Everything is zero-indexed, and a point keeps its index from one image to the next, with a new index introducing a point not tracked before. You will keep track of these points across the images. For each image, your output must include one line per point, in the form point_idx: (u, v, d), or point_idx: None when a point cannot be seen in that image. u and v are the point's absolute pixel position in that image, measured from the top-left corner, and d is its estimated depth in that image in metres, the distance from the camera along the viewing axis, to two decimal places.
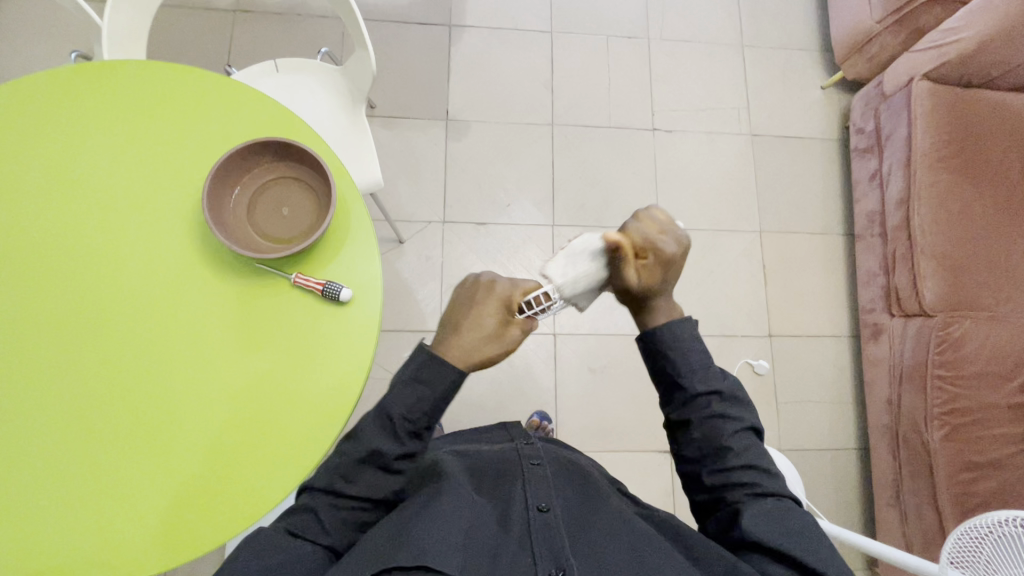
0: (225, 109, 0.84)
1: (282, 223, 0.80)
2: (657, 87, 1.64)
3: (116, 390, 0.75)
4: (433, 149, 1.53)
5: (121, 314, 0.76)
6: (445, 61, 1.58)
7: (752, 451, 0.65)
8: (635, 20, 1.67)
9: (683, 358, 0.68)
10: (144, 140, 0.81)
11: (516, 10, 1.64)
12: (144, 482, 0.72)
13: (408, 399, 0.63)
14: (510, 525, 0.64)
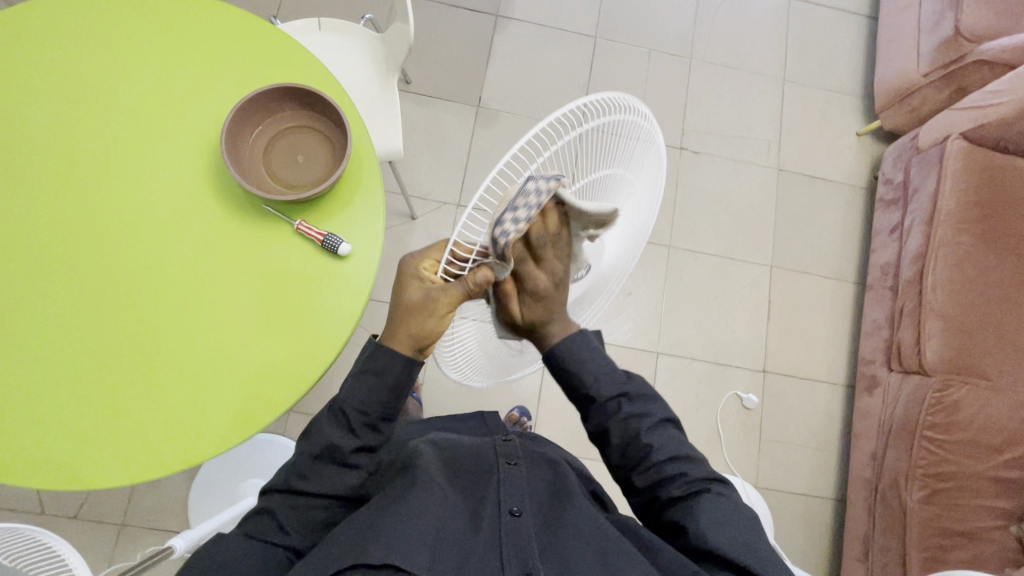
0: (259, 52, 0.86)
1: (294, 170, 0.81)
2: (691, 107, 1.63)
3: (109, 309, 0.76)
4: (459, 133, 1.54)
5: (128, 233, 0.78)
6: (486, 49, 1.59)
7: (670, 438, 0.69)
8: (680, 38, 1.67)
9: (586, 368, 0.70)
10: (178, 68, 0.83)
11: (564, 10, 1.65)
12: (122, 400, 0.73)
13: (369, 393, 0.66)
14: (480, 523, 0.63)
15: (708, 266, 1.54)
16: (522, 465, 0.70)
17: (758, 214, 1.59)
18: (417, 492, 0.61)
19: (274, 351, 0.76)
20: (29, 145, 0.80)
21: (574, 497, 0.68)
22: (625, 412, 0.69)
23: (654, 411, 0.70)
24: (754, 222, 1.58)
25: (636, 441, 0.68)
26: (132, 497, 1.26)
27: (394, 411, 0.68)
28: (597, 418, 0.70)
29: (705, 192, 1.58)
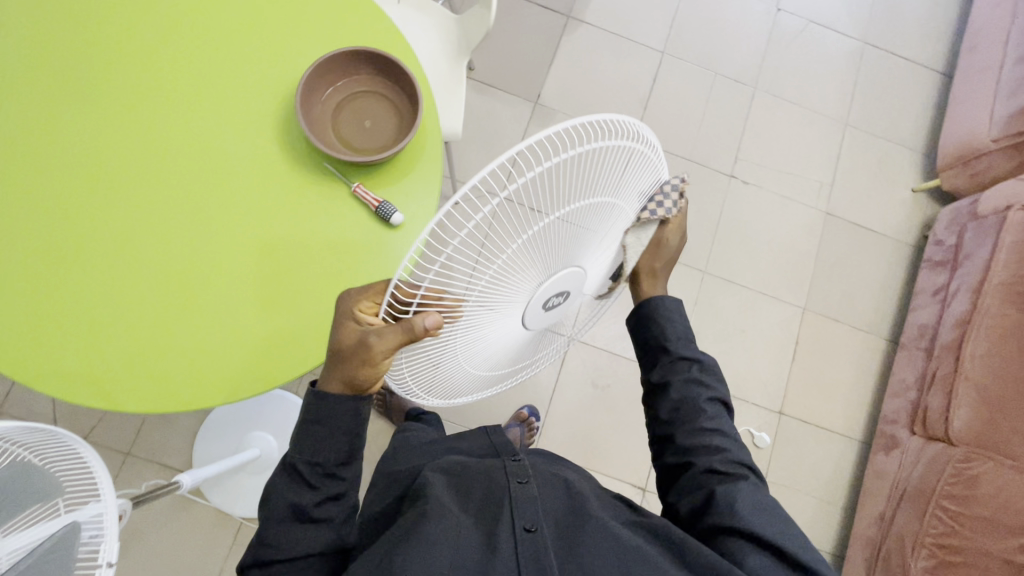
0: (344, 14, 0.86)
1: (360, 134, 0.82)
2: (748, 137, 1.61)
3: (138, 233, 0.77)
4: (513, 126, 1.54)
5: (172, 166, 0.79)
6: (552, 48, 1.59)
7: (719, 417, 0.74)
8: (747, 67, 1.66)
9: (670, 324, 0.81)
10: (263, 18, 0.85)
11: (636, 20, 1.64)
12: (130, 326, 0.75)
13: (314, 446, 0.63)
14: (496, 543, 0.61)
15: (739, 298, 1.52)
16: (533, 484, 0.68)
17: (799, 254, 1.56)
18: (430, 522, 0.61)
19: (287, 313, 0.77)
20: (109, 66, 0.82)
21: (596, 515, 0.66)
22: (687, 375, 0.77)
23: (715, 389, 0.77)
24: (793, 262, 1.56)
25: (692, 404, 0.75)
26: (142, 428, 1.29)
27: (350, 464, 0.65)
28: (660, 372, 0.79)
29: (748, 223, 1.56)
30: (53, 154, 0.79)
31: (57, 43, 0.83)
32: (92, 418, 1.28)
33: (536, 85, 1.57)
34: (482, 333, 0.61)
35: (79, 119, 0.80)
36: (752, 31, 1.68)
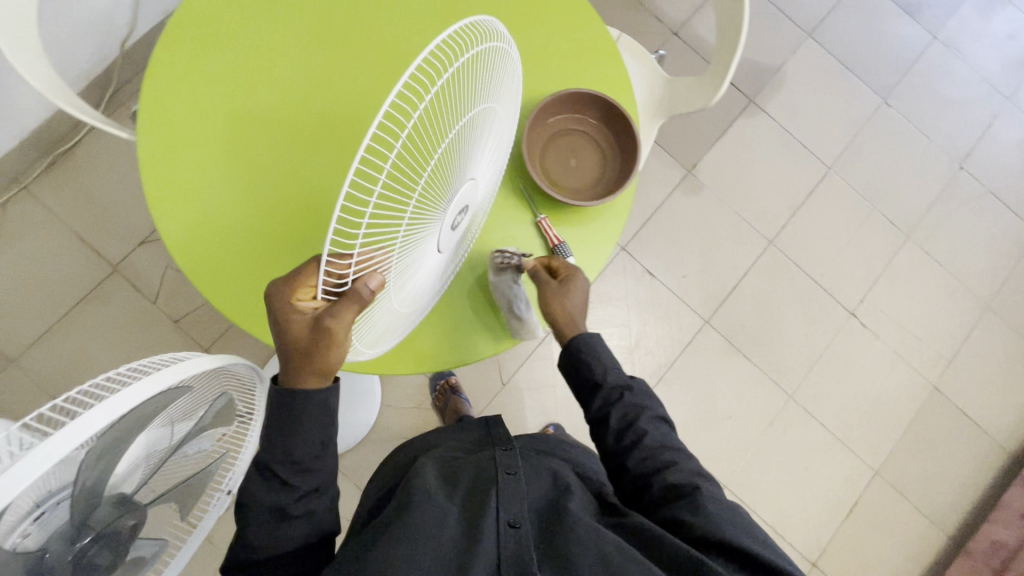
0: (595, 62, 0.88)
1: (561, 170, 0.85)
2: (883, 281, 1.55)
3: (274, 103, 0.80)
4: (660, 185, 1.53)
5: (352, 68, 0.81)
6: (725, 125, 1.57)
7: (663, 431, 0.71)
8: (908, 212, 1.60)
9: (599, 361, 0.72)
10: (510, 20, 0.86)
11: (815, 128, 1.61)
12: (235, 182, 0.79)
13: (285, 442, 0.56)
14: (477, 533, 0.59)
15: (813, 436, 1.46)
16: (520, 472, 0.67)
17: (891, 416, 1.50)
18: (418, 509, 0.61)
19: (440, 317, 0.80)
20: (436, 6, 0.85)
21: (571, 509, 0.63)
22: (621, 399, 0.71)
23: (643, 400, 0.72)
24: (883, 422, 1.49)
25: (631, 442, 0.69)
26: (225, 333, 1.32)
27: (324, 461, 0.58)
28: (601, 409, 0.72)
29: (852, 366, 1.51)
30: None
31: None
32: (186, 306, 1.33)
33: (696, 155, 1.55)
34: (412, 278, 0.53)
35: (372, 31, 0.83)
36: (926, 181, 1.62)
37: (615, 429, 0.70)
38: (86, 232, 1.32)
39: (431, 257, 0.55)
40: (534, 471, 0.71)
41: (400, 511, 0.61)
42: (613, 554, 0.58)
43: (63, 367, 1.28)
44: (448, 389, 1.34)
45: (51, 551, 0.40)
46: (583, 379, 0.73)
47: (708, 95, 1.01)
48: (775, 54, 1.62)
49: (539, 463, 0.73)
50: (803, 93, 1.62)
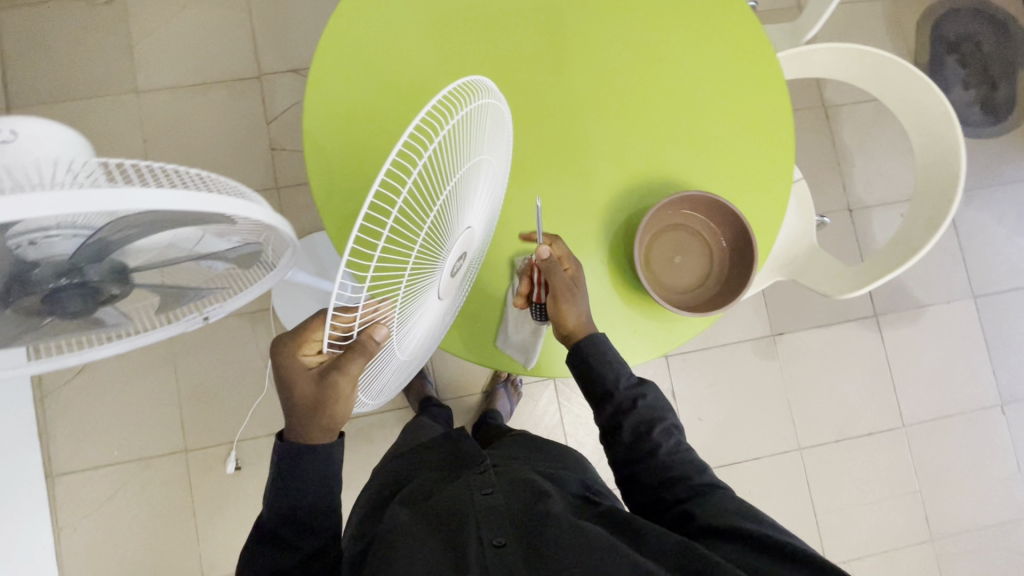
0: (756, 196, 0.86)
1: (662, 258, 0.82)
2: (878, 561, 1.42)
3: (481, 15, 0.85)
4: (737, 328, 1.46)
5: (561, 42, 0.85)
6: (834, 320, 1.48)
7: (666, 425, 0.71)
8: (949, 519, 1.44)
9: (612, 366, 0.73)
10: (707, 102, 0.86)
11: (915, 381, 1.49)
12: (406, 41, 0.84)
13: (290, 505, 0.68)
14: (464, 562, 0.63)
15: None
16: (496, 494, 0.72)
17: None
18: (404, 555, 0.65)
19: (471, 313, 0.81)
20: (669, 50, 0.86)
21: (545, 519, 0.66)
22: (632, 400, 0.72)
23: (646, 394, 0.73)
24: None
25: (636, 442, 0.70)
26: (300, 186, 1.37)
27: (328, 516, 0.69)
28: (608, 411, 0.72)
29: None
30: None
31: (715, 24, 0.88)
32: (286, 144, 1.39)
33: (789, 326, 1.47)
34: (418, 322, 0.63)
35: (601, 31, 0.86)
36: (987, 503, 1.46)
37: (625, 430, 0.71)
38: (259, 35, 1.41)
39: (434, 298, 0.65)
40: (509, 487, 0.74)
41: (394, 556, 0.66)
42: (586, 556, 0.60)
43: (168, 124, 1.37)
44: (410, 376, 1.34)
45: (40, 269, 0.42)
46: (585, 382, 0.74)
47: (842, 289, 0.95)
48: (927, 290, 1.51)
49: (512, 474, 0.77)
50: (927, 343, 1.50)
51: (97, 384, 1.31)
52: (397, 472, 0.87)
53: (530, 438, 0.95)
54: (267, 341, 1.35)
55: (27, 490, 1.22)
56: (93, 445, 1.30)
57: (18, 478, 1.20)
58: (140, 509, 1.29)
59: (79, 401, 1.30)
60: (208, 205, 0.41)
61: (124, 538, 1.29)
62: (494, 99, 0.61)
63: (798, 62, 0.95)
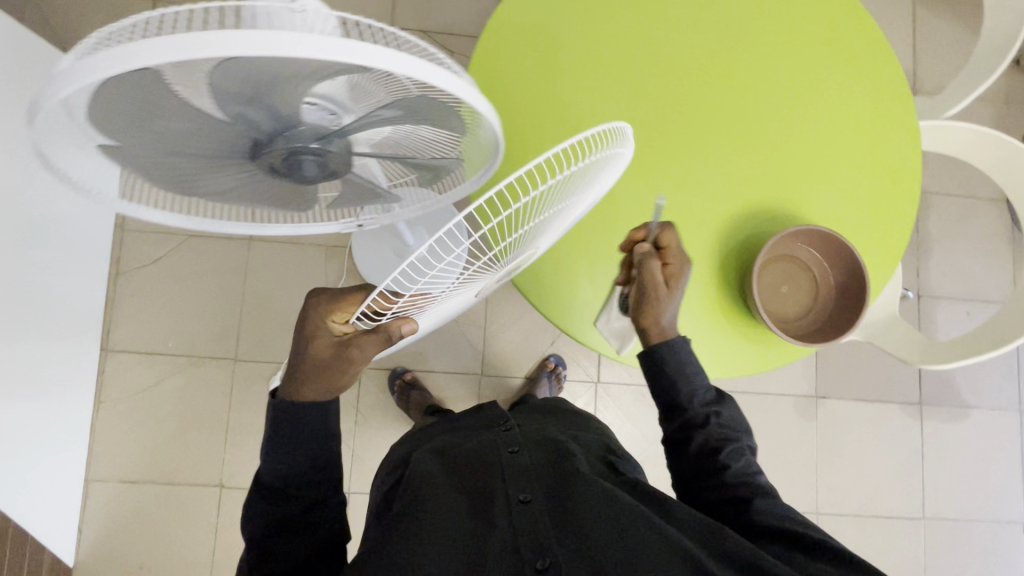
0: (878, 236, 0.88)
1: (772, 281, 0.84)
2: None
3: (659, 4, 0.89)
4: (783, 380, 1.47)
5: (727, 48, 0.89)
6: (878, 396, 1.49)
7: (736, 440, 0.70)
8: None
9: (687, 375, 0.71)
10: (853, 138, 0.89)
11: (943, 477, 1.48)
12: (584, 13, 0.88)
13: (282, 451, 0.64)
14: (496, 520, 0.64)
15: None
16: (523, 453, 0.72)
17: None
18: (433, 505, 0.66)
19: (575, 291, 0.84)
20: (826, 84, 0.89)
21: (573, 480, 0.68)
22: (706, 417, 0.71)
23: (721, 411, 0.72)
24: None
25: (701, 449, 0.69)
26: None
27: (332, 464, 0.66)
28: (675, 419, 0.72)
29: None
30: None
31: (880, 73, 0.90)
32: None
33: (833, 392, 1.48)
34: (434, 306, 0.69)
35: (767, 48, 0.89)
36: None
37: (691, 441, 0.70)
38: None
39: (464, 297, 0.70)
40: (534, 445, 0.76)
41: (420, 505, 0.66)
42: (614, 522, 0.63)
43: None
44: (406, 388, 1.33)
45: (303, 129, 0.50)
46: (657, 391, 0.73)
47: (932, 359, 0.97)
48: (976, 392, 1.51)
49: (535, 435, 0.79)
50: (964, 443, 1.50)
51: (169, 274, 1.35)
52: (420, 437, 0.88)
53: (546, 404, 0.96)
54: (336, 276, 1.39)
55: (83, 355, 1.27)
56: (151, 331, 1.34)
57: (79, 342, 1.24)
58: (178, 402, 1.33)
59: (149, 286, 1.35)
60: (405, 68, 0.41)
61: (156, 426, 1.32)
62: (623, 151, 0.62)
63: (933, 135, 0.98)
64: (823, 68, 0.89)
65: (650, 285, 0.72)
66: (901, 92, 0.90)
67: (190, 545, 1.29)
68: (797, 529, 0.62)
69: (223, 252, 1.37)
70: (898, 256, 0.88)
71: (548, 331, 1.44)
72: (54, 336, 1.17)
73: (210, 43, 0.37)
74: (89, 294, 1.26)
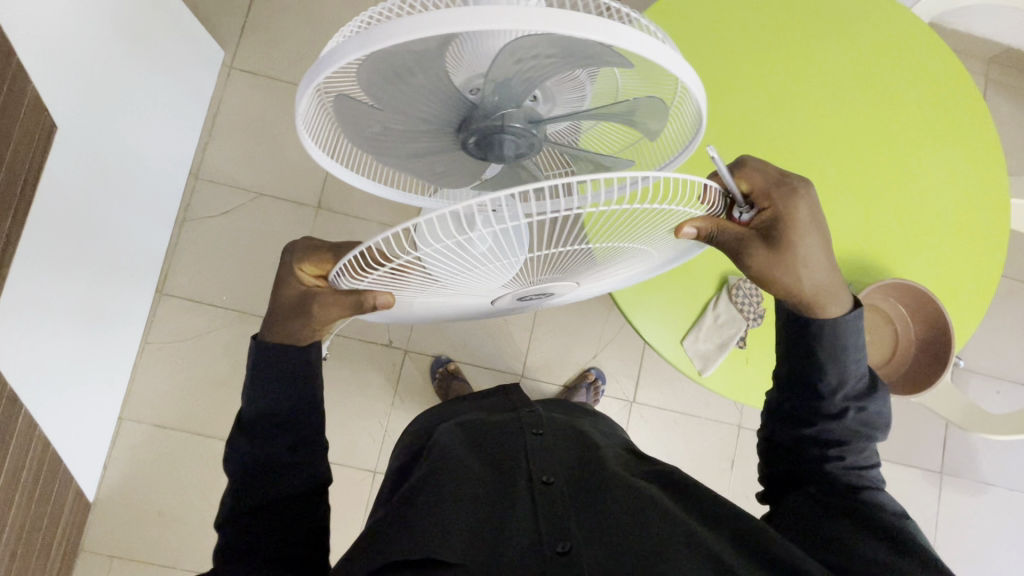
0: (960, 295, 0.97)
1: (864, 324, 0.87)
2: None
3: (789, 59, 0.96)
4: None
5: (844, 110, 0.97)
6: (902, 459, 1.50)
7: (866, 437, 0.59)
8: None
9: (840, 357, 0.58)
10: (948, 207, 0.98)
11: (952, 549, 1.49)
12: (721, 55, 0.95)
13: (264, 396, 0.62)
14: (515, 499, 0.58)
15: None
16: (547, 435, 0.68)
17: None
18: (448, 474, 0.60)
19: (673, 306, 0.84)
20: (929, 155, 0.98)
21: (592, 469, 0.63)
22: (845, 408, 0.59)
23: (867, 407, 0.59)
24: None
25: (821, 434, 0.59)
26: None
27: (314, 409, 0.64)
28: (801, 396, 0.60)
29: None
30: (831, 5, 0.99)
31: (979, 151, 0.99)
32: None
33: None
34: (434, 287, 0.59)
35: (880, 115, 0.98)
36: None
37: (815, 423, 0.59)
38: None
39: (479, 292, 0.65)
40: (560, 433, 0.71)
41: (436, 469, 0.61)
42: (633, 508, 0.57)
43: None
44: (448, 376, 1.35)
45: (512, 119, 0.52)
46: (793, 362, 0.60)
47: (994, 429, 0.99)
48: (995, 470, 1.53)
49: (562, 424, 0.75)
50: (977, 518, 1.51)
51: (235, 228, 1.38)
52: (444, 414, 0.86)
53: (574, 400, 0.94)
54: None
55: (140, 292, 1.29)
56: (207, 281, 1.36)
57: (139, 281, 1.27)
58: (223, 355, 1.35)
59: (212, 237, 1.38)
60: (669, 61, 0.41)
61: (197, 374, 1.34)
62: None
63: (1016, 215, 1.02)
64: (928, 142, 0.98)
65: (749, 248, 0.55)
66: (996, 170, 0.99)
67: (212, 496, 1.30)
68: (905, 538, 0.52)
69: (289, 216, 1.40)
70: (976, 315, 0.97)
71: (592, 343, 1.45)
72: (119, 270, 1.19)
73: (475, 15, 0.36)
74: (153, 235, 1.29)
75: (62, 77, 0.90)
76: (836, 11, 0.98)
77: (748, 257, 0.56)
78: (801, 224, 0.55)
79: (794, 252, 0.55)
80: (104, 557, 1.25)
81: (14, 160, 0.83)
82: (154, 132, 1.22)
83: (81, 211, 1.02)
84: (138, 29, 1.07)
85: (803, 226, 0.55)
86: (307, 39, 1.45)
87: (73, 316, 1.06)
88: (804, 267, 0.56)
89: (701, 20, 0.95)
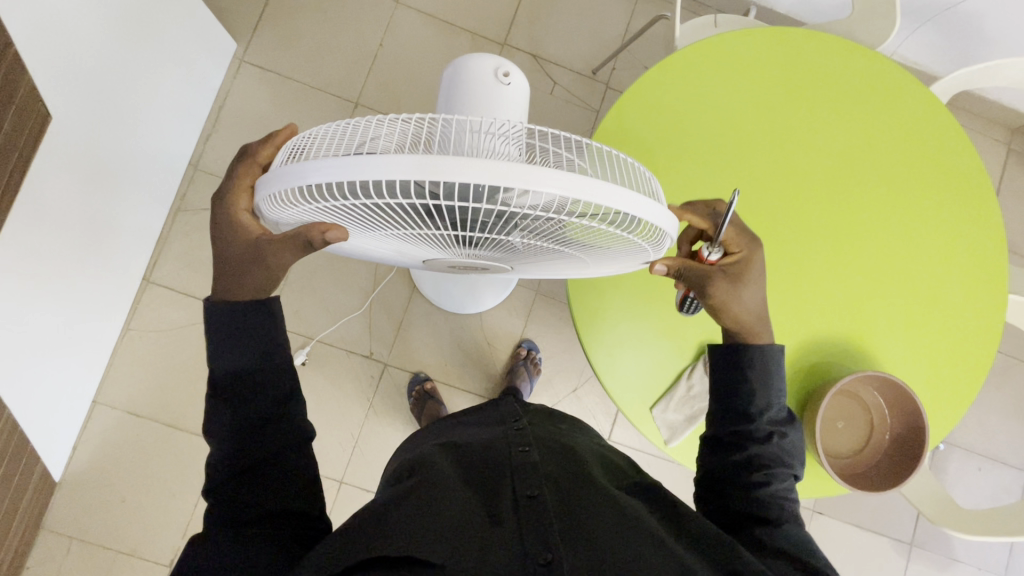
0: (942, 386, 0.94)
1: (852, 417, 0.88)
2: None
3: (797, 134, 0.94)
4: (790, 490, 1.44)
5: (843, 190, 0.95)
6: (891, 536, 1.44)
7: (789, 469, 0.58)
8: None
9: (764, 376, 0.60)
10: (941, 299, 0.95)
11: None
12: (725, 120, 0.93)
13: None
14: (500, 517, 0.53)
15: None
16: (534, 453, 0.64)
17: None
18: (422, 487, 0.58)
19: (646, 374, 0.83)
20: (928, 243, 0.95)
21: (587, 479, 0.60)
22: (770, 433, 0.58)
23: (787, 434, 0.59)
24: None
25: (749, 460, 0.57)
26: None
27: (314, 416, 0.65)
28: (729, 418, 0.59)
29: None
30: (848, 76, 0.96)
31: (980, 249, 0.96)
32: None
33: (838, 525, 1.42)
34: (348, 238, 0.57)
35: (882, 198, 0.95)
36: None
37: (742, 443, 0.58)
38: (525, 13, 1.48)
39: (416, 253, 0.60)
40: (543, 446, 0.67)
41: (407, 491, 0.57)
42: (623, 519, 0.54)
43: (413, 44, 1.45)
44: (423, 396, 1.32)
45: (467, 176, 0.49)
46: (723, 386, 0.61)
47: (965, 528, 0.97)
48: (983, 558, 1.47)
49: (549, 438, 0.70)
50: None
51: None
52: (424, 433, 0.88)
53: (553, 411, 0.95)
54: (385, 269, 1.41)
55: (128, 279, 1.29)
56: (196, 274, 1.37)
57: (127, 269, 1.27)
58: (202, 350, 1.35)
59: (203, 229, 1.38)
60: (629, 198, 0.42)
61: (174, 364, 1.34)
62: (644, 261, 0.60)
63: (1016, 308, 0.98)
64: (929, 230, 0.96)
65: (706, 278, 0.59)
66: (995, 266, 0.96)
67: (177, 488, 1.30)
68: (809, 565, 0.50)
69: None
70: (961, 411, 0.94)
71: (572, 377, 1.43)
72: (109, 258, 1.19)
73: (425, 164, 0.38)
74: (145, 223, 1.29)
75: (64, 61, 0.89)
76: (854, 87, 0.96)
77: (705, 289, 0.60)
78: (753, 273, 0.61)
79: (744, 292, 0.60)
80: (63, 539, 1.25)
81: (8, 139, 0.80)
82: (156, 122, 1.21)
83: (74, 196, 1.02)
84: (147, 16, 1.06)
85: (758, 282, 0.61)
86: (322, 39, 1.44)
87: (55, 302, 1.06)
88: (743, 301, 0.60)
89: (711, 83, 0.93)
